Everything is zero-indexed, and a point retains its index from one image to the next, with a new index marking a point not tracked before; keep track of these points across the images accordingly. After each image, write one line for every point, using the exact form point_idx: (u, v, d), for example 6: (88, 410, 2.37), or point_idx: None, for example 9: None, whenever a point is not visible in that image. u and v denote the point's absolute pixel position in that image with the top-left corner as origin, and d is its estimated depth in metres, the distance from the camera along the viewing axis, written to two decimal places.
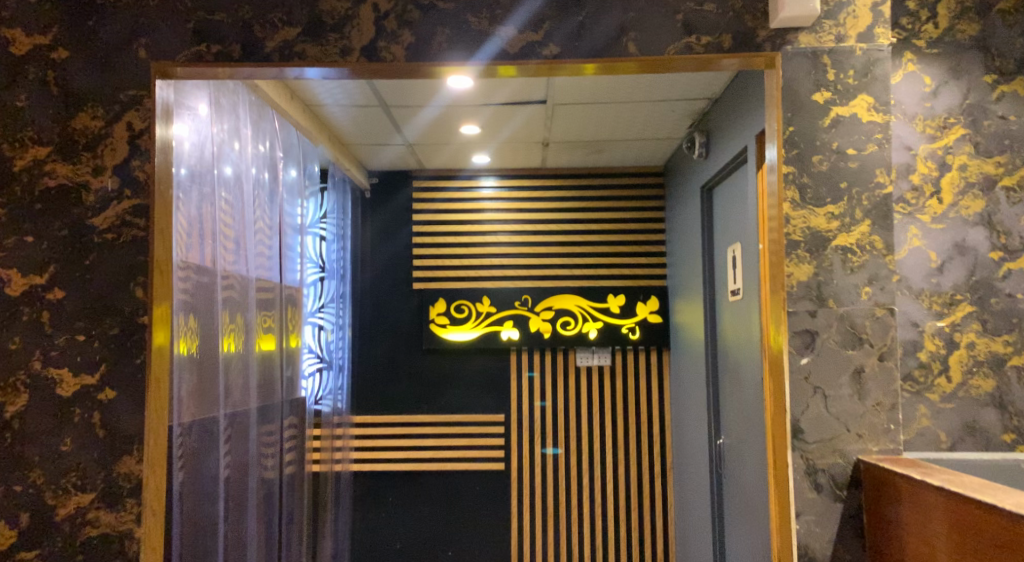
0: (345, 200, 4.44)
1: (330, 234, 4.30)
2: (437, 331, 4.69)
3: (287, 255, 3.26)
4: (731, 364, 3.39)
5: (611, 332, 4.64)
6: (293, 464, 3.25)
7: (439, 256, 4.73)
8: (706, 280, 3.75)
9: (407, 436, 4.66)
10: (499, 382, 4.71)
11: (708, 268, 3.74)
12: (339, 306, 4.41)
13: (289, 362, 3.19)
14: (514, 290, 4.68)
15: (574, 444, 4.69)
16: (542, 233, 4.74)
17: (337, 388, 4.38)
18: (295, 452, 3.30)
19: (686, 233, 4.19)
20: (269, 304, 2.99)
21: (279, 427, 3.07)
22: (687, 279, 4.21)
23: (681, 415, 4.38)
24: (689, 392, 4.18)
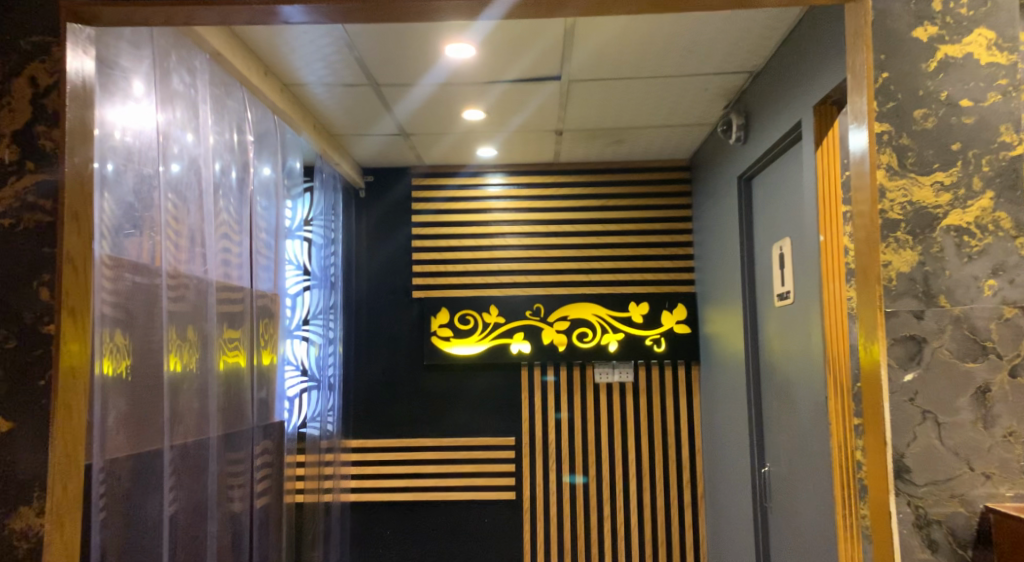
0: (334, 199, 4.01)
1: (314, 238, 3.87)
2: (440, 345, 4.22)
3: (262, 258, 2.81)
4: (780, 380, 2.92)
5: (633, 345, 4.17)
6: (269, 500, 2.79)
7: (441, 261, 4.28)
8: (745, 284, 3.28)
9: (408, 462, 4.19)
10: (509, 401, 4.24)
11: (748, 271, 3.27)
12: (326, 318, 3.98)
13: (262, 382, 2.73)
14: (525, 299, 4.22)
15: (593, 471, 4.20)
16: (555, 235, 4.28)
17: (326, 409, 3.93)
18: (272, 484, 2.83)
19: (719, 232, 3.72)
20: (236, 312, 2.54)
21: (249, 455, 2.61)
22: (720, 284, 3.75)
23: (713, 437, 3.90)
24: (723, 412, 3.70)
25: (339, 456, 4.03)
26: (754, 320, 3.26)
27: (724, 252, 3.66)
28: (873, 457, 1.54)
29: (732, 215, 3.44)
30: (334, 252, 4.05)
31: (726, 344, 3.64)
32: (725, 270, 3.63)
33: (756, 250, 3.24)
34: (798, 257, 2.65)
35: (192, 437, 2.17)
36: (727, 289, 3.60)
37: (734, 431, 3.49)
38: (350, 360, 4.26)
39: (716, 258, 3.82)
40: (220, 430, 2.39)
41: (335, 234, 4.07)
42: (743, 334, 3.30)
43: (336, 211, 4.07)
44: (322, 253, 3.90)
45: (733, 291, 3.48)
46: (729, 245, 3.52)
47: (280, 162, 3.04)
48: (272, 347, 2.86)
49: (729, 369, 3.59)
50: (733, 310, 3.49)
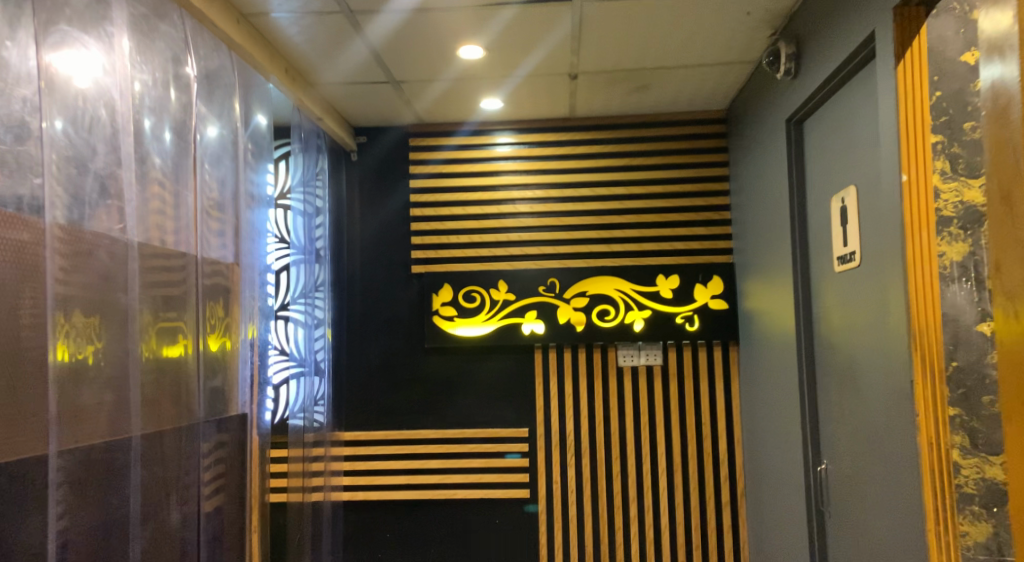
0: (318, 163, 3.53)
1: (292, 206, 3.40)
2: (443, 326, 3.74)
3: (216, 223, 2.34)
4: (844, 361, 2.41)
5: (661, 323, 3.66)
6: (225, 505, 2.34)
7: (444, 230, 3.80)
8: (795, 248, 2.77)
9: (409, 457, 3.73)
10: (522, 388, 3.76)
11: (800, 233, 2.76)
12: (311, 298, 3.51)
13: (211, 370, 2.27)
14: (538, 273, 3.72)
15: (618, 466, 3.70)
16: (572, 200, 3.78)
17: (313, 400, 3.46)
18: (230, 487, 2.37)
19: (762, 190, 3.21)
20: (168, 285, 2.08)
21: (193, 454, 2.14)
22: (763, 251, 3.23)
23: (756, 428, 3.39)
24: (767, 399, 3.20)
25: (330, 452, 3.60)
26: (807, 291, 2.75)
27: (768, 213, 3.13)
28: (1018, 438, 1.23)
29: (779, 167, 2.92)
30: (319, 223, 3.59)
31: (771, 320, 3.14)
32: (770, 234, 3.10)
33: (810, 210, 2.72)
34: (869, 209, 2.13)
35: (103, 438, 1.74)
36: (772, 256, 3.09)
37: (780, 420, 3.00)
38: (343, 343, 3.80)
39: (758, 221, 3.31)
40: (145, 429, 1.94)
41: (320, 203, 3.59)
42: (792, 307, 2.80)
43: (321, 176, 3.59)
44: (303, 223, 3.44)
45: (780, 257, 2.97)
46: (774, 205, 3.01)
47: (245, 110, 2.57)
48: (230, 331, 2.40)
49: (774, 349, 3.09)
50: (779, 280, 2.97)
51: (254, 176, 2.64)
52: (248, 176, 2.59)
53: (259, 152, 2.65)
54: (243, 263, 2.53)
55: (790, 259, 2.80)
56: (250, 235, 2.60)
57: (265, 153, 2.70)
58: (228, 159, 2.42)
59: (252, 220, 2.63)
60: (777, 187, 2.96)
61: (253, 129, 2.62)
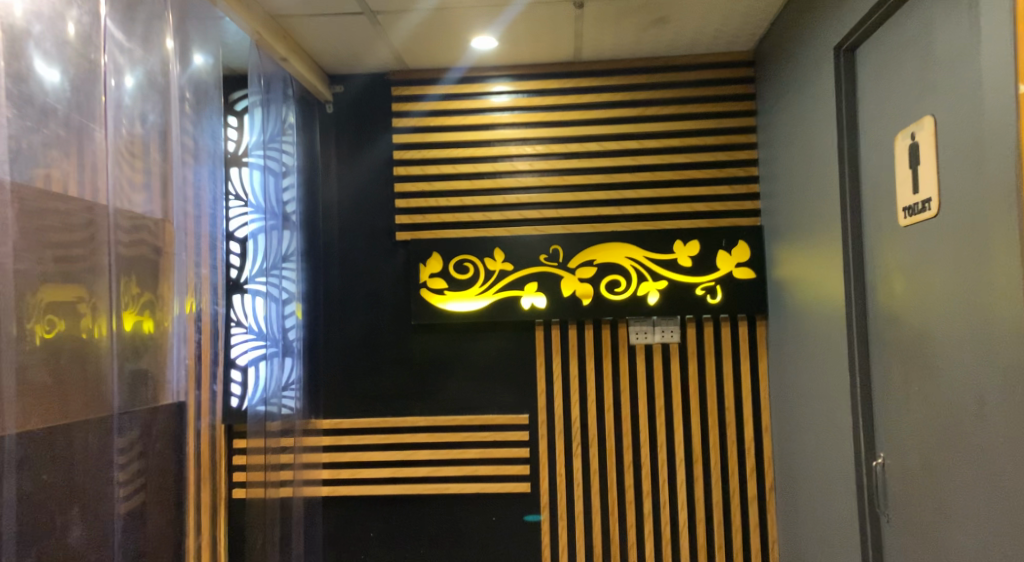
0: (283, 116, 3.07)
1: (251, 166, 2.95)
2: (431, 300, 3.30)
3: (136, 179, 1.91)
4: (925, 333, 1.97)
5: (679, 296, 3.23)
6: (150, 503, 1.95)
7: (432, 191, 3.35)
8: (842, 202, 2.33)
9: (393, 448, 3.30)
10: (522, 370, 3.32)
11: (852, 184, 2.31)
12: (275, 272, 3.06)
13: (129, 352, 1.85)
14: (539, 239, 3.28)
15: (630, 457, 3.25)
16: (577, 155, 3.33)
17: (281, 387, 3.04)
18: (156, 484, 1.98)
19: (796, 139, 2.76)
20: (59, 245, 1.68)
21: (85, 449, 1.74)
22: (799, 211, 2.77)
23: (789, 415, 2.94)
24: (806, 385, 2.72)
25: (300, 443, 3.14)
26: (860, 254, 2.31)
27: (806, 163, 2.68)
28: None
29: (822, 106, 2.47)
30: (286, 186, 3.14)
31: (807, 290, 2.70)
32: (809, 188, 2.65)
33: (864, 157, 2.28)
34: (979, 141, 1.72)
35: None
36: (809, 216, 2.64)
37: (820, 406, 2.56)
38: (319, 321, 3.35)
39: (791, 173, 2.87)
40: (20, 429, 1.60)
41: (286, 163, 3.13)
42: (837, 271, 2.36)
43: (287, 133, 3.12)
44: (264, 187, 2.99)
45: (820, 212, 2.52)
46: (815, 155, 2.56)
47: (183, 46, 2.14)
48: (157, 309, 1.95)
49: (812, 323, 2.64)
50: (821, 240, 2.53)
51: (196, 127, 2.23)
52: (187, 127, 2.17)
53: (201, 99, 2.24)
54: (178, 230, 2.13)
55: (836, 213, 2.36)
56: (189, 198, 2.20)
57: (211, 101, 2.28)
58: (158, 97, 1.99)
59: (193, 179, 2.22)
60: (819, 134, 2.50)
61: (193, 70, 2.20)
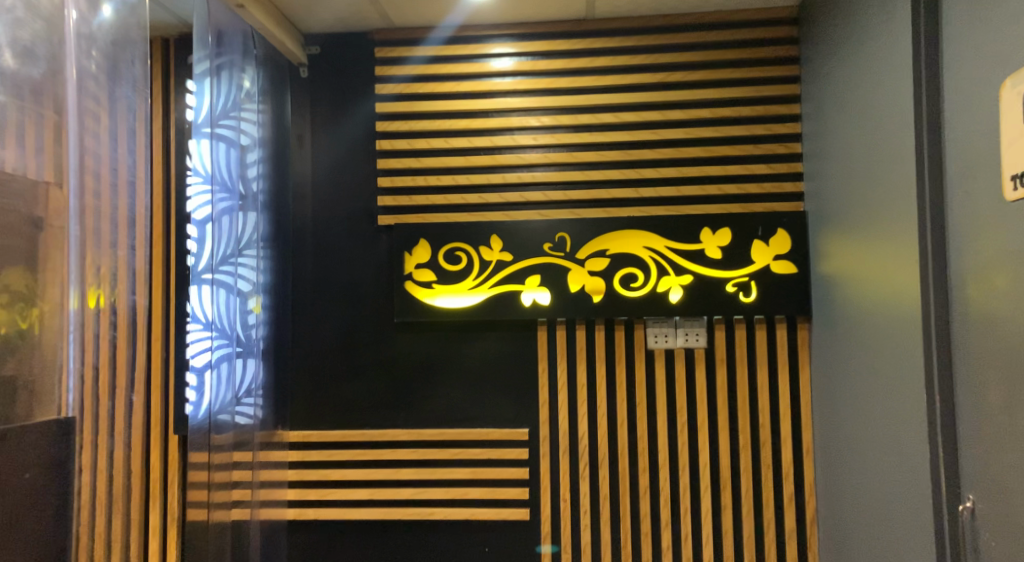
0: (241, 82, 2.63)
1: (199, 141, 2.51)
2: (417, 295, 2.83)
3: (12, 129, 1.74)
4: None
5: (707, 293, 2.75)
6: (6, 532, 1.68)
7: (420, 168, 2.89)
8: (919, 181, 1.88)
9: (370, 465, 2.83)
10: (521, 377, 2.84)
11: (931, 157, 1.86)
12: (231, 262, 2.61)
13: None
14: (543, 224, 2.81)
15: (646, 481, 2.77)
16: (590, 129, 2.87)
17: (230, 398, 2.56)
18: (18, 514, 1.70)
19: (852, 108, 2.29)
20: None
21: None
22: (854, 195, 2.31)
23: (838, 438, 2.46)
24: (863, 405, 2.22)
25: (259, 459, 2.70)
26: (942, 246, 1.85)
27: (863, 135, 2.22)
28: None
29: (890, 59, 2.00)
30: (246, 159, 2.69)
31: (867, 289, 2.20)
32: (868, 165, 2.17)
33: (950, 125, 1.83)
34: None
35: None
36: (869, 199, 2.17)
37: (884, 429, 2.07)
38: (287, 316, 2.88)
39: (841, 147, 2.41)
40: None
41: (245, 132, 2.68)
42: (911, 263, 1.91)
43: (245, 99, 2.66)
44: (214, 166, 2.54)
45: (884, 191, 2.05)
46: (878, 125, 2.09)
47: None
48: (29, 304, 1.77)
49: (871, 328, 2.16)
50: (885, 227, 2.05)
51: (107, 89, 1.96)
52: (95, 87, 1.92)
53: (117, 51, 1.96)
54: (72, 208, 1.87)
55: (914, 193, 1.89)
56: (95, 178, 1.95)
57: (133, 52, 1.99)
58: (41, 27, 1.79)
59: (104, 149, 1.97)
60: (885, 99, 2.04)
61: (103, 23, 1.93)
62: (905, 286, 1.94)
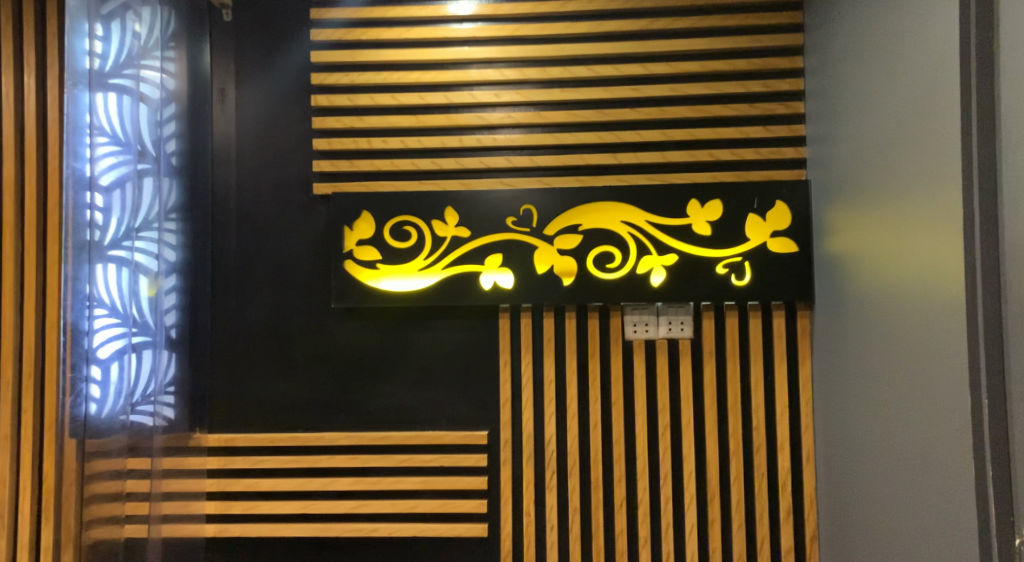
0: (133, 22, 2.22)
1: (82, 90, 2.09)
2: (359, 277, 2.43)
3: None
4: None
5: (694, 275, 2.38)
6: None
7: (364, 129, 2.49)
8: (966, 145, 1.67)
9: (303, 474, 2.42)
10: (480, 372, 2.45)
11: (980, 120, 1.66)
12: (124, 236, 2.20)
13: None
14: (505, 194, 2.42)
15: (622, 492, 2.39)
16: (560, 84, 2.48)
17: (125, 401, 2.18)
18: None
19: (871, 73, 2.02)
20: None
21: None
22: (869, 166, 2.05)
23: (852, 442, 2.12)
24: (892, 408, 1.93)
25: (160, 468, 2.29)
26: (994, 222, 1.66)
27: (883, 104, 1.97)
28: None
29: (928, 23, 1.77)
30: (146, 113, 2.26)
31: (890, 276, 1.95)
32: (893, 142, 1.93)
33: (1006, 85, 1.63)
34: None
35: None
36: (897, 174, 1.92)
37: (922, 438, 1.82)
38: (203, 300, 2.45)
39: (852, 115, 2.13)
40: None
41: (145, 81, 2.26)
42: (956, 253, 1.70)
43: (142, 43, 2.25)
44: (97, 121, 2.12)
45: (920, 173, 1.82)
46: (909, 89, 1.85)
47: None
48: None
49: (897, 324, 1.90)
50: (921, 211, 1.82)
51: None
52: None
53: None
54: None
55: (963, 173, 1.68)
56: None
57: None
58: None
59: None
60: (918, 59, 1.82)
61: None
62: (950, 281, 1.72)
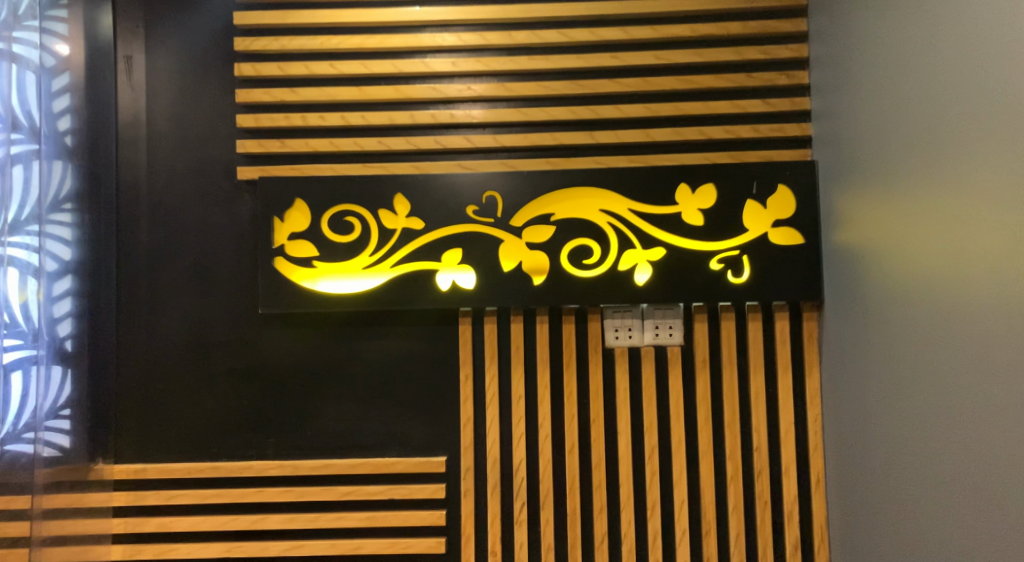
0: None
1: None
2: (293, 277, 2.06)
3: None
4: None
5: (684, 272, 2.05)
6: None
7: (298, 103, 2.12)
8: None
9: (228, 512, 2.05)
10: (436, 388, 2.09)
11: None
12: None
13: None
14: (464, 178, 2.07)
15: (602, 526, 2.05)
16: (528, 51, 2.14)
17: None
18: None
19: (908, 39, 1.71)
20: None
21: None
22: (900, 140, 1.74)
23: (884, 470, 1.80)
24: (938, 425, 1.62)
25: (41, 508, 1.88)
26: None
27: (926, 76, 1.66)
28: None
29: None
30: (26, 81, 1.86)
31: (935, 271, 1.63)
32: (940, 128, 1.62)
33: None
34: None
35: None
36: (945, 160, 1.61)
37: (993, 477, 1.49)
38: (107, 308, 2.07)
39: (880, 89, 1.81)
40: None
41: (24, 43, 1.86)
42: None
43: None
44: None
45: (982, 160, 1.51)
46: (967, 57, 1.54)
47: None
48: None
49: (952, 340, 1.58)
50: (987, 206, 1.51)
51: None
52: None
53: None
54: None
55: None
56: None
57: None
58: None
59: None
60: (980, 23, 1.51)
61: None
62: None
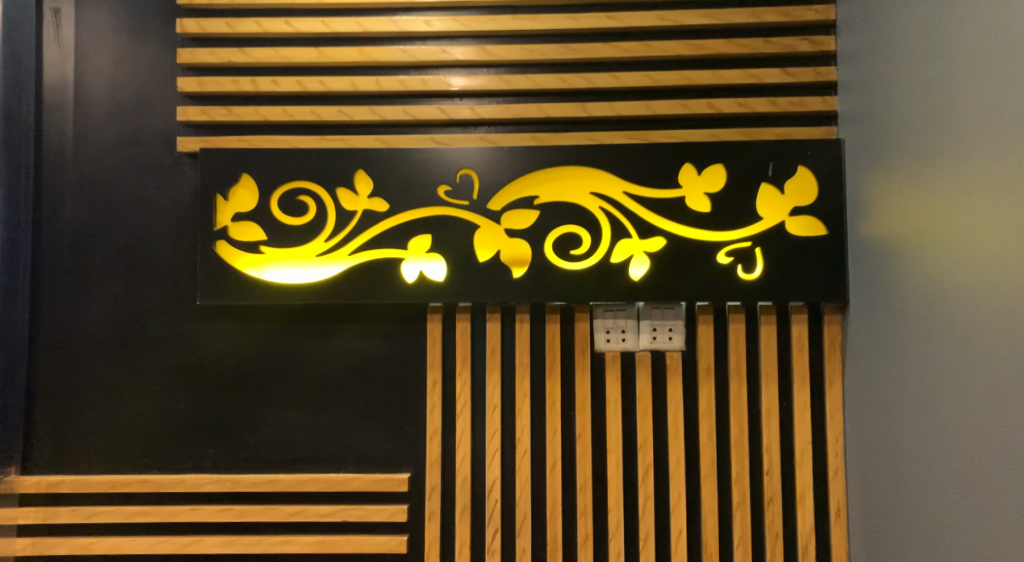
0: None
1: None
2: (236, 264, 1.80)
3: None
4: None
5: (687, 266, 1.77)
6: None
7: (248, 66, 1.86)
8: None
9: (156, 532, 1.78)
10: (399, 395, 1.82)
11: None
12: None
13: None
14: (435, 154, 1.80)
15: (586, 557, 1.77)
16: (513, 10, 1.87)
17: None
18: None
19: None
20: None
21: None
22: (943, 113, 1.46)
23: (916, 505, 1.53)
24: (987, 456, 1.34)
25: None
26: None
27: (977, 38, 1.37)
28: None
29: None
30: None
31: (984, 272, 1.36)
32: (994, 100, 1.34)
33: None
34: None
35: None
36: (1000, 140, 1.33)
37: None
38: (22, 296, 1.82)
39: (917, 56, 1.53)
40: None
41: None
42: None
43: None
44: None
45: None
46: None
47: None
48: None
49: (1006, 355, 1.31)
50: None
51: None
52: None
53: None
54: None
55: None
56: None
57: None
58: None
59: None
60: None
61: None
62: None
